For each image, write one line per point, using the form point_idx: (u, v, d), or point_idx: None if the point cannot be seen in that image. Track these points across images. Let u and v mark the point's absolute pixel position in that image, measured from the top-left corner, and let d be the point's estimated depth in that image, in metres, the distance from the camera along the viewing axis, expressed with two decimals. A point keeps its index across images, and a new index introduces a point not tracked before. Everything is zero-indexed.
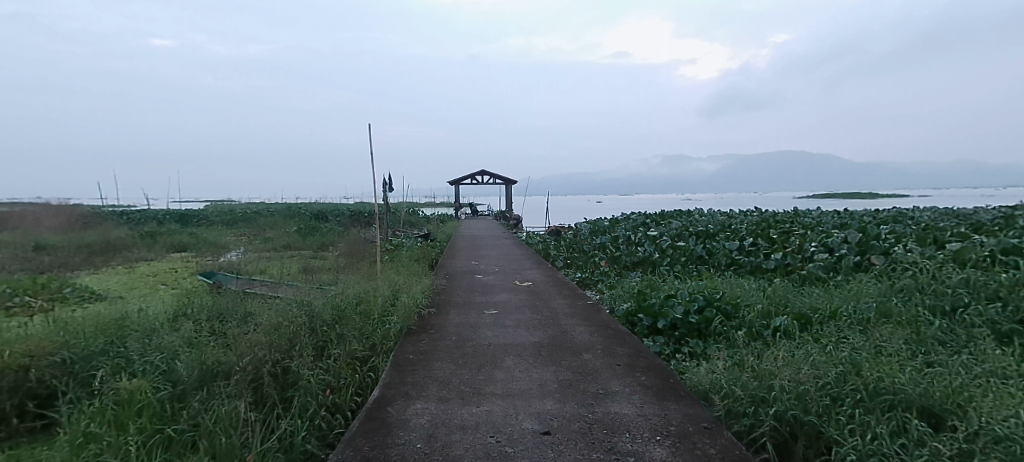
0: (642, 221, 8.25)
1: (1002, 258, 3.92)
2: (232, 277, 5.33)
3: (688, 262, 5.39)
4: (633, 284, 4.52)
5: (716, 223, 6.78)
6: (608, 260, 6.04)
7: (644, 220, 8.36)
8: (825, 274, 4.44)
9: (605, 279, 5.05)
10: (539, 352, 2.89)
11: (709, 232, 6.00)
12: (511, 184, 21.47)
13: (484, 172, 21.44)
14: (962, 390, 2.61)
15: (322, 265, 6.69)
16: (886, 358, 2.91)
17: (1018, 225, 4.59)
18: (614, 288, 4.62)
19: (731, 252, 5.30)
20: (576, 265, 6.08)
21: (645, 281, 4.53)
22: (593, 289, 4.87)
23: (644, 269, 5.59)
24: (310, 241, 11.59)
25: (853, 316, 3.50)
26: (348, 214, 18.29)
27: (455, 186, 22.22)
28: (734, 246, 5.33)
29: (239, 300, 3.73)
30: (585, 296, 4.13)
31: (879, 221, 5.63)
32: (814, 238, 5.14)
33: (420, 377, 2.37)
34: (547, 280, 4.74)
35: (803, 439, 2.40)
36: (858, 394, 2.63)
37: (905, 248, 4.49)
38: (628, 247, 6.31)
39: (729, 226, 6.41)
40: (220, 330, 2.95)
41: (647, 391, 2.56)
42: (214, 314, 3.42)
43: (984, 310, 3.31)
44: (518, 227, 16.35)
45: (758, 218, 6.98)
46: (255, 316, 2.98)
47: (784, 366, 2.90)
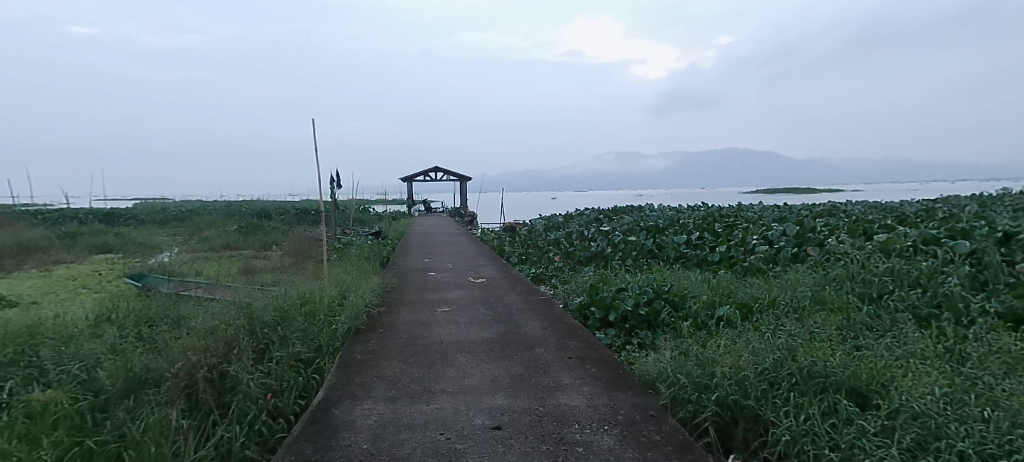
0: (595, 217, 8.41)
1: (922, 248, 4.25)
2: (165, 279, 5.07)
3: (639, 256, 5.53)
4: (586, 279, 4.60)
5: (665, 218, 7.00)
6: (562, 255, 6.11)
7: (597, 216, 8.52)
8: (765, 265, 4.67)
9: (559, 274, 5.11)
10: (492, 347, 2.91)
11: (659, 227, 6.19)
12: (466, 181, 21.40)
13: (439, 169, 21.33)
14: (886, 371, 2.82)
15: (264, 265, 6.45)
16: (818, 343, 3.09)
17: (937, 217, 4.99)
18: (567, 283, 4.69)
19: (679, 246, 5.48)
20: (530, 260, 6.12)
21: (597, 275, 4.63)
22: (547, 284, 4.92)
23: (597, 263, 5.68)
24: (251, 240, 11.13)
25: (790, 304, 3.71)
26: (296, 212, 17.70)
27: (409, 183, 21.95)
28: (682, 240, 5.52)
29: (171, 304, 3.55)
30: (538, 291, 4.17)
31: (815, 215, 5.97)
32: (755, 231, 5.39)
33: (368, 376, 2.34)
34: (501, 276, 4.76)
35: (743, 422, 2.54)
36: (793, 378, 2.79)
37: (838, 239, 4.78)
38: (581, 242, 6.41)
39: (678, 221, 6.63)
40: (148, 336, 2.80)
41: (597, 383, 2.62)
42: (142, 318, 3.24)
43: (906, 296, 3.59)
44: (474, 224, 16.29)
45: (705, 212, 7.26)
46: (188, 320, 2.84)
47: (726, 354, 3.05)
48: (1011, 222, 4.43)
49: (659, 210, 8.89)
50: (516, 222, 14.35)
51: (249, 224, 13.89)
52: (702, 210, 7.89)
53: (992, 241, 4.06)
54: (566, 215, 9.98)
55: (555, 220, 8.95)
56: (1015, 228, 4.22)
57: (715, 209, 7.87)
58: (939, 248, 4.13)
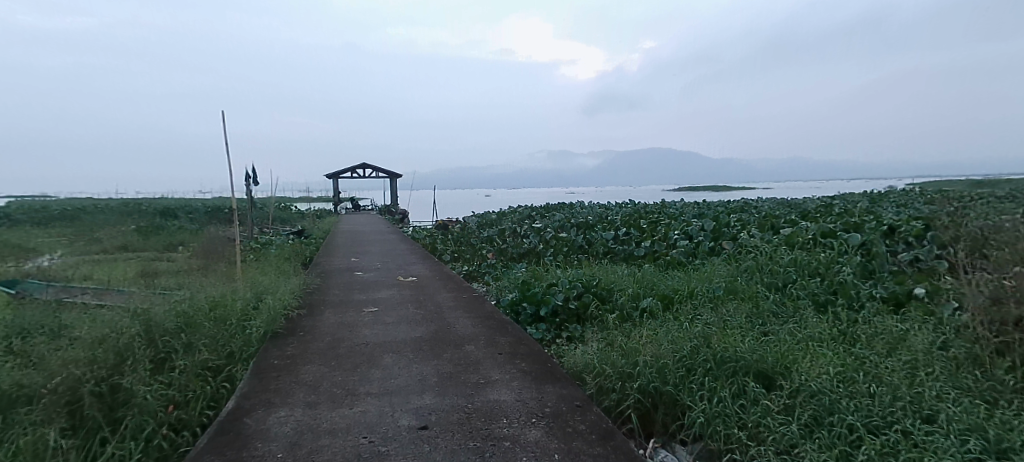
0: (528, 214, 8.52)
1: (821, 241, 4.68)
2: (45, 285, 4.53)
3: (570, 252, 5.66)
4: (518, 275, 4.65)
5: (595, 214, 7.22)
6: (495, 252, 6.13)
7: (530, 213, 8.64)
8: (685, 259, 4.94)
9: (491, 271, 5.13)
10: (421, 346, 2.87)
11: (589, 224, 6.37)
12: (398, 178, 20.99)
13: (368, 167, 20.78)
14: (788, 353, 3.09)
15: (167, 268, 5.95)
16: (731, 330, 3.33)
17: (833, 212, 5.52)
18: (499, 280, 4.72)
19: (608, 242, 5.67)
20: (463, 258, 6.09)
21: (528, 272, 4.69)
22: (479, 281, 4.92)
23: (529, 260, 5.76)
24: (153, 242, 10.23)
25: (706, 294, 3.95)
26: (210, 211, 16.50)
27: (336, 180, 21.17)
28: (610, 235, 5.72)
29: (50, 313, 3.18)
30: (469, 288, 4.16)
31: (730, 211, 6.41)
32: (677, 227, 5.69)
33: (285, 382, 2.24)
34: (432, 275, 4.71)
35: (662, 408, 2.77)
36: (708, 364, 3.01)
37: (749, 234, 5.15)
38: (514, 239, 6.46)
39: (606, 217, 6.86)
40: (19, 349, 2.49)
41: (526, 377, 2.67)
42: (13, 330, 2.88)
43: (806, 284, 3.94)
44: (406, 223, 16.02)
45: (633, 209, 7.58)
46: (72, 330, 2.56)
47: (648, 343, 3.22)
48: (893, 217, 4.99)
49: (589, 206, 9.15)
50: (446, 220, 14.27)
51: (154, 223, 12.77)
52: (629, 207, 8.23)
53: (878, 233, 4.55)
54: (499, 212, 10.05)
55: (489, 218, 8.96)
56: (897, 222, 4.75)
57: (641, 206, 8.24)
58: (835, 240, 4.56)
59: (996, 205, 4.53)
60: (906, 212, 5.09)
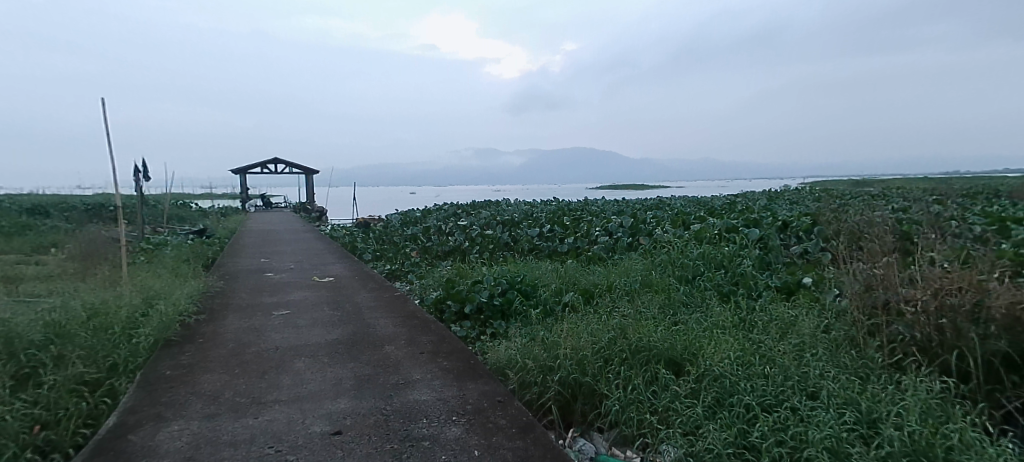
0: (453, 212, 8.47)
1: (726, 236, 5.06)
2: None
3: (495, 249, 5.70)
4: (443, 273, 4.61)
5: (521, 212, 7.32)
6: (419, 250, 6.03)
7: (456, 211, 8.60)
8: (606, 254, 5.14)
9: (415, 270, 5.04)
10: (337, 349, 2.76)
11: (514, 221, 6.45)
12: (313, 174, 20.08)
13: (280, 162, 19.71)
14: (695, 340, 3.34)
15: (35, 273, 5.24)
16: (645, 321, 3.52)
17: (737, 209, 5.99)
18: (423, 278, 4.65)
19: (532, 238, 5.76)
20: (385, 256, 5.92)
21: (452, 270, 4.67)
22: (403, 280, 4.82)
23: (455, 257, 5.72)
24: (16, 244, 8.96)
25: (624, 287, 4.14)
26: (95, 209, 14.82)
27: (244, 176, 19.83)
28: (535, 232, 5.82)
29: None
30: (391, 288, 4.07)
31: (648, 208, 6.76)
32: (597, 224, 5.91)
33: (180, 394, 2.07)
34: (351, 274, 4.55)
35: (581, 398, 2.89)
36: (624, 354, 3.17)
37: (663, 230, 5.46)
38: (439, 237, 6.40)
39: (532, 215, 6.97)
40: None
41: (448, 375, 2.65)
42: None
43: (713, 276, 4.25)
44: (324, 220, 15.38)
45: (557, 206, 7.78)
46: None
47: (569, 336, 3.33)
48: (787, 213, 5.51)
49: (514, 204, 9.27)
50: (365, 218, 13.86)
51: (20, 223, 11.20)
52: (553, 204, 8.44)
53: (774, 229, 5.01)
54: (423, 210, 9.91)
55: (413, 216, 8.81)
56: (789, 218, 5.26)
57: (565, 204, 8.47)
58: (738, 235, 4.95)
59: (869, 202, 5.14)
60: (797, 208, 5.64)
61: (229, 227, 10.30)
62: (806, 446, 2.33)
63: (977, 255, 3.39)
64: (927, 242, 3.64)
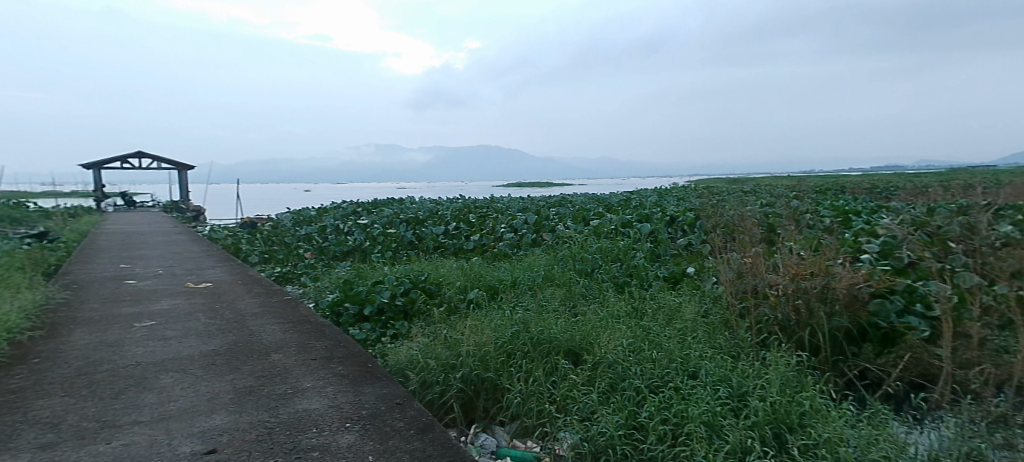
0: (355, 210, 8.13)
1: (622, 230, 5.38)
2: None
3: (398, 248, 5.57)
4: (341, 275, 4.41)
5: (425, 209, 7.22)
6: (315, 251, 5.71)
7: (357, 209, 8.26)
8: (511, 250, 5.24)
9: (309, 272, 4.77)
10: (213, 361, 2.53)
11: (419, 220, 6.35)
12: (186, 169, 18.30)
13: (145, 155, 17.73)
14: (592, 329, 3.51)
15: None
16: (546, 314, 3.64)
17: (631, 205, 6.40)
18: (319, 280, 4.41)
19: (437, 236, 5.71)
20: (275, 259, 5.54)
21: (351, 271, 4.48)
22: (295, 284, 4.55)
23: (354, 257, 5.51)
24: None
25: (527, 282, 4.24)
26: None
27: (99, 170, 17.57)
28: (440, 230, 5.77)
29: None
30: (280, 292, 3.81)
31: (550, 205, 6.99)
32: (502, 221, 5.99)
33: (6, 424, 1.78)
34: (234, 279, 4.19)
35: (483, 394, 2.93)
36: (526, 347, 3.26)
37: (565, 225, 5.68)
38: (337, 237, 6.11)
39: (436, 212, 6.92)
40: None
41: (342, 381, 2.53)
42: None
43: (609, 269, 4.50)
44: (198, 220, 14.18)
45: (462, 204, 7.79)
46: None
47: (472, 332, 3.34)
48: (674, 208, 5.98)
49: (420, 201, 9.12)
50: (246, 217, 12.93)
51: None
52: (459, 202, 8.43)
53: (663, 223, 5.41)
54: (311, 209, 9.46)
55: (308, 215, 8.33)
56: (676, 213, 5.72)
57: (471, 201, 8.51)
58: (632, 230, 5.29)
59: (742, 198, 5.74)
60: (683, 204, 6.15)
61: (85, 230, 8.99)
62: (687, 422, 2.55)
63: (825, 243, 3.92)
64: (787, 233, 4.14)
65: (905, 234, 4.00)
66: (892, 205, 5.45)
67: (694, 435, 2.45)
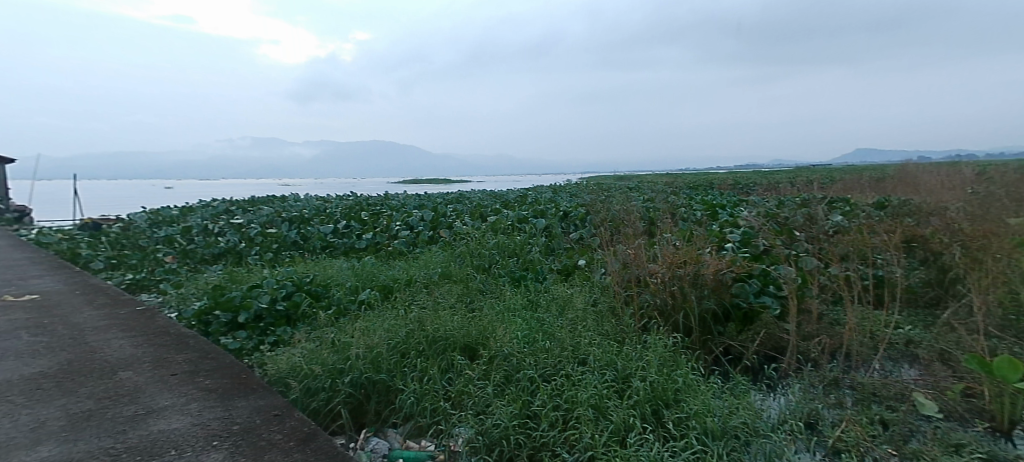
0: (229, 210, 7.41)
1: (518, 226, 5.51)
2: None
3: (280, 249, 5.20)
4: (210, 280, 4.02)
5: (311, 208, 6.84)
6: (177, 255, 5.14)
7: (231, 209, 7.51)
8: (406, 248, 5.13)
9: (170, 279, 4.28)
10: (40, 386, 2.18)
11: (304, 218, 5.98)
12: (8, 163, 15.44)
13: None
14: (489, 324, 3.55)
15: None
16: (442, 311, 3.61)
17: (525, 201, 6.58)
18: (182, 287, 3.97)
19: (325, 235, 5.43)
20: (125, 264, 4.88)
21: (224, 275, 4.09)
22: (152, 292, 4.05)
23: (226, 260, 5.04)
24: None
25: (423, 279, 4.18)
26: None
27: None
28: (328, 229, 5.49)
29: None
30: (132, 302, 3.37)
31: (447, 201, 6.97)
32: (397, 218, 5.84)
33: None
34: (70, 289, 3.63)
35: (374, 397, 2.83)
36: (420, 346, 3.21)
37: (463, 222, 5.69)
38: (205, 239, 5.55)
39: (324, 211, 6.57)
40: None
41: (208, 396, 2.30)
42: None
43: (506, 264, 4.60)
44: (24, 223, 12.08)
45: (353, 201, 7.49)
46: None
47: (363, 334, 3.21)
48: (567, 204, 6.26)
49: (306, 199, 8.56)
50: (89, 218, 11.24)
51: None
52: (350, 199, 8.08)
53: (558, 218, 5.64)
54: (171, 208, 8.48)
55: (169, 214, 7.46)
56: (569, 209, 5.98)
57: (363, 198, 8.21)
58: (527, 225, 5.44)
59: (628, 194, 6.15)
60: (575, 200, 6.45)
61: None
62: (576, 407, 2.68)
63: (697, 234, 4.33)
64: (665, 226, 4.51)
65: (760, 224, 4.55)
66: (750, 199, 6.17)
67: (583, 417, 2.57)
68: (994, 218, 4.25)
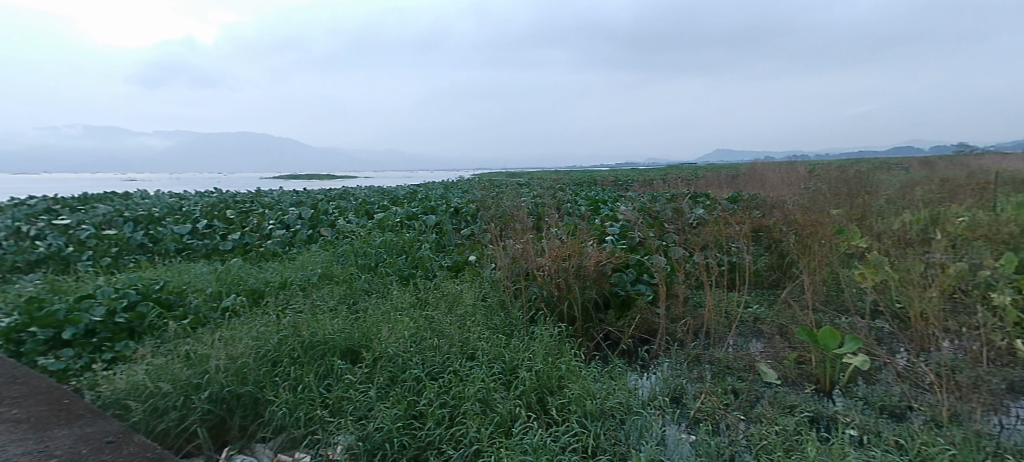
0: (53, 210, 6.29)
1: (407, 223, 5.40)
2: None
3: (124, 253, 4.57)
4: (25, 292, 3.41)
5: (165, 206, 6.09)
6: None
7: (55, 209, 6.38)
8: (281, 248, 4.78)
9: None
10: None
11: (154, 218, 5.31)
12: None
13: None
14: (373, 325, 3.41)
15: None
16: (322, 314, 3.40)
17: (414, 198, 6.47)
18: None
19: (181, 236, 4.88)
20: None
21: (44, 285, 3.49)
22: None
23: (49, 267, 4.31)
24: None
25: (299, 282, 3.92)
26: None
27: None
28: (185, 229, 4.93)
29: None
30: None
31: (329, 198, 6.62)
32: (271, 217, 5.42)
33: None
34: None
35: (239, 411, 2.57)
36: (295, 353, 2.99)
37: (346, 220, 5.46)
38: (18, 242, 4.67)
39: (180, 209, 5.89)
40: None
41: (17, 426, 2.08)
42: None
43: (394, 262, 4.48)
44: None
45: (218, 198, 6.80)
46: None
47: (225, 344, 2.93)
48: (458, 200, 6.27)
49: (159, 196, 7.55)
50: None
51: None
52: (213, 196, 7.31)
53: (448, 215, 5.62)
54: None
55: None
56: (459, 205, 5.99)
57: (229, 195, 7.49)
58: (417, 222, 5.36)
59: (517, 190, 6.29)
60: (466, 196, 6.47)
61: None
62: (463, 402, 2.67)
63: (580, 228, 4.55)
64: (551, 221, 4.67)
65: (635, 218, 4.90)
66: (627, 194, 6.63)
67: (469, 412, 2.58)
68: (820, 210, 5.00)
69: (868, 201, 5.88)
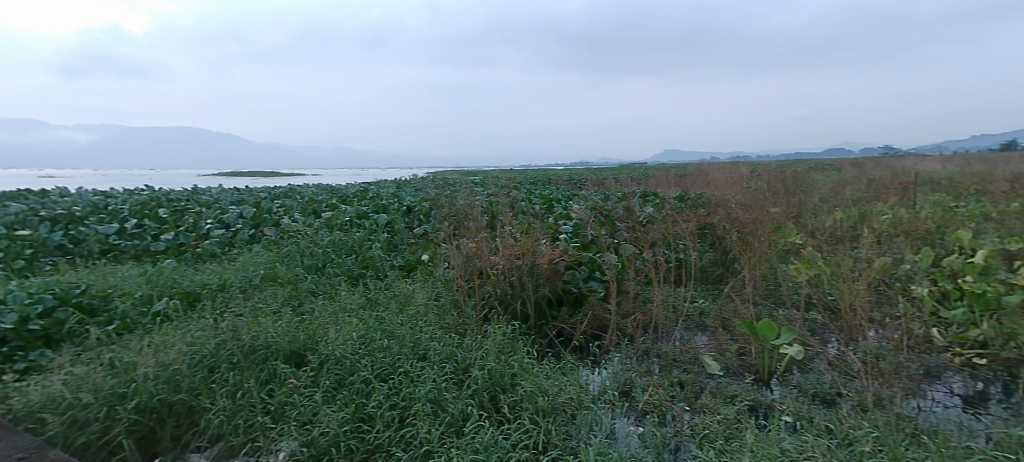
0: None
1: (357, 222, 5.27)
2: None
3: (42, 255, 4.24)
4: None
5: (90, 204, 5.68)
6: None
7: None
8: (221, 249, 4.56)
9: None
10: None
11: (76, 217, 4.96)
12: None
13: None
14: (319, 327, 3.30)
15: None
16: (264, 317, 3.27)
17: (364, 197, 6.33)
18: None
19: (107, 237, 4.58)
20: None
21: None
22: None
23: None
24: None
25: (240, 284, 3.75)
26: None
27: None
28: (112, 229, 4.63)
29: None
30: None
31: (274, 196, 6.38)
32: (209, 216, 5.17)
33: None
34: None
35: (171, 421, 2.43)
36: (234, 358, 2.85)
37: (292, 219, 5.28)
38: None
39: (107, 208, 5.52)
40: None
41: None
42: None
43: (342, 262, 4.36)
44: None
45: (150, 196, 6.41)
46: None
47: (155, 350, 2.76)
48: (411, 199, 6.18)
49: (83, 195, 7.02)
50: None
51: None
52: (145, 194, 6.89)
53: (400, 214, 5.53)
54: None
55: None
56: (412, 204, 5.91)
57: (163, 193, 7.07)
58: (367, 221, 5.25)
59: (471, 188, 6.26)
60: (419, 195, 6.39)
61: None
62: (413, 403, 2.63)
63: (533, 227, 4.58)
64: (505, 219, 4.68)
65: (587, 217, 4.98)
66: (579, 193, 6.73)
67: (419, 413, 2.54)
68: (760, 208, 5.24)
69: (804, 200, 6.21)
